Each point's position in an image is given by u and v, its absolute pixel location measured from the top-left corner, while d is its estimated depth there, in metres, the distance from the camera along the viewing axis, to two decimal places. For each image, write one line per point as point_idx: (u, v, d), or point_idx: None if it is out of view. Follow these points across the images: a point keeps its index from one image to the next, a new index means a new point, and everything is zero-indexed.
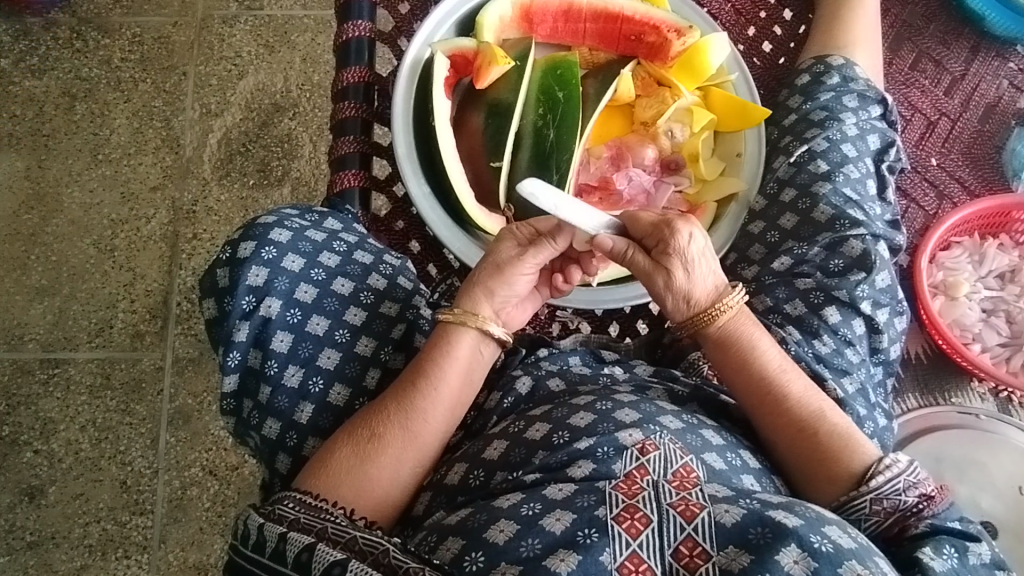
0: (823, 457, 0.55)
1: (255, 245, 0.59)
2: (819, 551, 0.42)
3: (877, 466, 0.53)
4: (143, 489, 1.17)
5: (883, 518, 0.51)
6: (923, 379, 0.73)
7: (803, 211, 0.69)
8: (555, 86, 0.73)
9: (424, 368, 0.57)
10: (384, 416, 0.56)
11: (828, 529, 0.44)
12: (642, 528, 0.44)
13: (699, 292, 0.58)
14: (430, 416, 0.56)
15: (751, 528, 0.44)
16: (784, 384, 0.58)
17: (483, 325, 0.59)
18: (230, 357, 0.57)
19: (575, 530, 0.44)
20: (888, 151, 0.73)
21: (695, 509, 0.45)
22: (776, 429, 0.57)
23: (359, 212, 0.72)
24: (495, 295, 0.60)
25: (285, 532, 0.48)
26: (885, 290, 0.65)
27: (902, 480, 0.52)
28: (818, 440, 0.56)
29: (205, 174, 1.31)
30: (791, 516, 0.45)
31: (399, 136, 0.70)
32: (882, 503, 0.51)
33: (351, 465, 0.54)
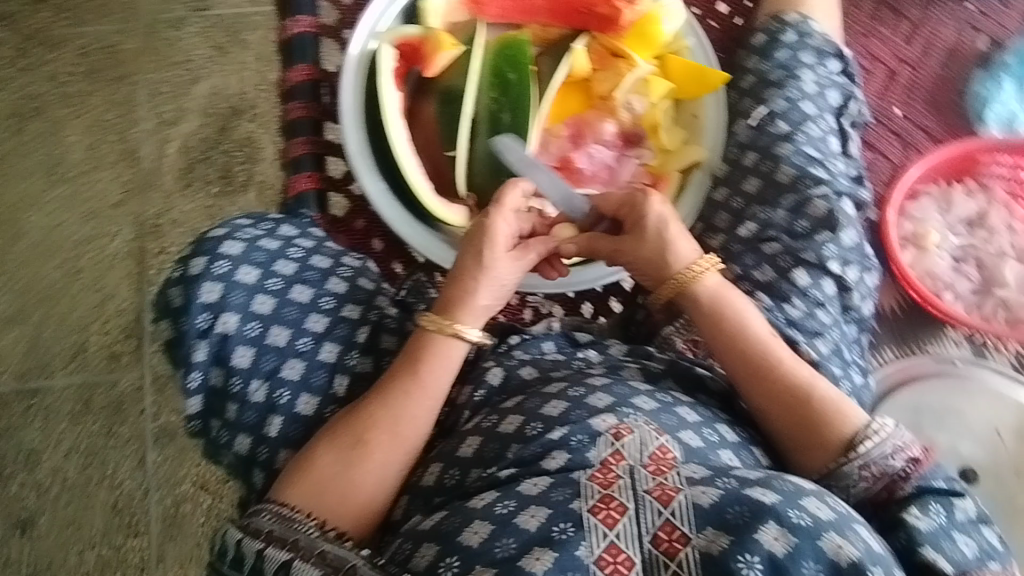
0: (812, 425, 0.54)
1: (207, 261, 0.58)
2: (798, 525, 0.42)
3: (862, 435, 0.53)
4: (135, 511, 1.16)
5: (872, 483, 0.52)
6: (900, 331, 0.74)
7: (766, 174, 0.68)
8: (506, 67, 0.71)
9: (418, 370, 0.56)
10: (371, 421, 0.55)
11: (806, 501, 0.44)
12: (618, 517, 0.43)
13: (679, 249, 0.59)
14: (420, 419, 0.56)
15: (729, 508, 0.43)
16: (772, 351, 0.57)
17: (463, 330, 0.58)
18: (191, 378, 0.56)
19: (550, 526, 0.44)
20: (848, 105, 0.71)
21: (671, 493, 0.44)
22: (767, 398, 0.56)
23: (317, 214, 0.72)
24: (479, 293, 0.59)
25: (262, 548, 0.48)
26: (853, 248, 0.64)
27: (891, 443, 0.52)
28: (812, 408, 0.55)
29: (167, 186, 1.27)
30: (769, 493, 0.44)
31: (351, 134, 0.68)
32: (871, 468, 0.52)
33: (338, 472, 0.53)
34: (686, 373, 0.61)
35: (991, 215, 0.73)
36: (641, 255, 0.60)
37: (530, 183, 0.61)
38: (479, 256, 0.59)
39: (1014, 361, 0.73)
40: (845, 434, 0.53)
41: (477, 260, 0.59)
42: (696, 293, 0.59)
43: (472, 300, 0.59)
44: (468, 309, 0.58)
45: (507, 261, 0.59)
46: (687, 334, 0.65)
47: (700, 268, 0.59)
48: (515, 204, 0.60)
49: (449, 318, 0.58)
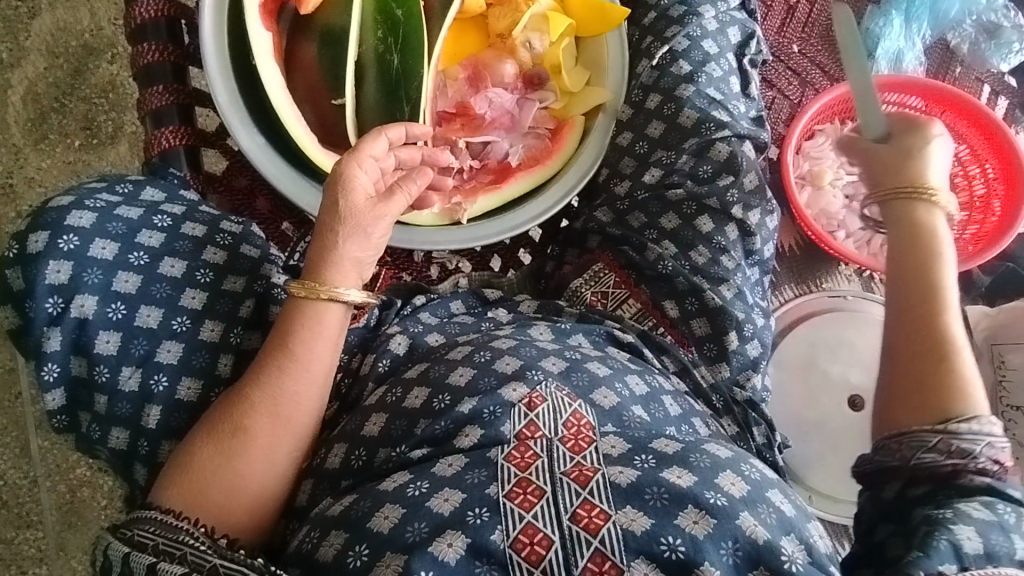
0: (928, 385, 0.51)
1: (49, 236, 0.50)
2: (715, 505, 0.43)
3: (963, 415, 0.49)
4: (24, 501, 1.06)
5: (949, 457, 0.48)
6: (798, 268, 0.77)
7: (669, 117, 0.66)
8: (392, 2, 0.64)
9: (291, 346, 0.51)
10: (247, 407, 0.50)
11: (720, 479, 0.45)
12: (535, 500, 0.42)
13: (914, 171, 0.58)
14: (303, 397, 0.51)
15: (648, 488, 0.43)
16: (947, 299, 0.54)
17: (339, 292, 0.53)
18: (46, 370, 0.49)
19: (465, 511, 0.42)
20: (749, 44, 0.70)
21: (588, 473, 0.44)
22: (909, 349, 0.53)
23: (188, 174, 0.62)
24: (343, 245, 0.53)
25: (151, 564, 0.43)
26: (754, 192, 0.65)
27: (988, 437, 0.48)
28: (942, 366, 0.51)
29: (15, 140, 1.11)
30: (684, 474, 0.45)
31: (217, 80, 0.60)
32: (953, 445, 0.48)
33: (219, 467, 0.49)
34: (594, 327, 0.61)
35: None
36: (885, 164, 0.59)
37: (397, 130, 0.57)
38: (338, 208, 0.53)
39: None
40: (956, 406, 0.49)
41: (334, 216, 0.53)
42: (914, 211, 0.58)
43: (339, 256, 0.53)
44: (334, 268, 0.53)
45: (371, 208, 0.54)
46: (595, 287, 0.64)
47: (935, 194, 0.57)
48: (378, 153, 0.55)
49: (317, 283, 0.52)
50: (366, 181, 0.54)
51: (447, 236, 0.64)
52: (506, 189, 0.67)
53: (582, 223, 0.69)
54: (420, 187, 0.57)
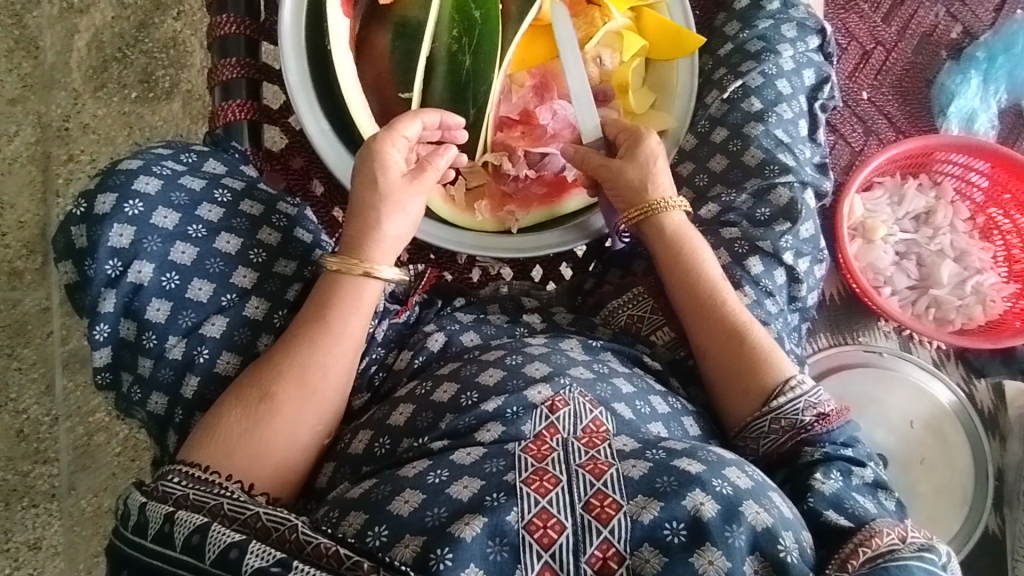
0: (746, 365, 0.58)
1: (116, 199, 0.51)
2: (720, 493, 0.46)
3: (782, 387, 0.58)
4: (43, 438, 1.09)
5: (782, 435, 0.57)
6: (836, 320, 0.76)
7: (734, 153, 0.66)
8: (472, 3, 0.64)
9: (326, 316, 0.52)
10: (280, 375, 0.51)
11: (727, 471, 0.48)
12: (551, 487, 0.44)
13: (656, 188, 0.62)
14: (331, 369, 0.52)
15: (659, 478, 0.46)
16: (724, 304, 0.60)
17: (376, 268, 0.54)
18: (98, 330, 0.51)
19: (483, 495, 0.44)
20: (822, 87, 0.69)
21: (603, 467, 0.46)
22: (709, 338, 0.60)
23: (248, 149, 0.62)
24: (383, 221, 0.55)
25: (171, 512, 0.42)
26: (808, 240, 0.65)
27: (804, 400, 0.57)
28: (743, 349, 0.59)
29: (76, 84, 1.12)
30: (694, 463, 0.48)
31: (289, 60, 0.59)
32: (781, 422, 0.57)
33: (248, 430, 0.49)
34: (626, 352, 0.62)
35: (938, 212, 0.75)
36: (625, 178, 0.62)
37: (432, 116, 0.58)
38: (369, 183, 0.55)
39: (935, 355, 0.78)
40: (766, 378, 0.58)
41: (372, 193, 0.55)
42: (662, 225, 0.62)
43: (379, 231, 0.55)
44: (376, 245, 0.55)
45: (406, 184, 0.56)
46: (634, 310, 0.65)
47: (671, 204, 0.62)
48: (410, 134, 0.57)
49: (356, 258, 0.54)
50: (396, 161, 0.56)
51: (496, 243, 0.64)
52: (559, 204, 0.67)
53: (630, 244, 0.70)
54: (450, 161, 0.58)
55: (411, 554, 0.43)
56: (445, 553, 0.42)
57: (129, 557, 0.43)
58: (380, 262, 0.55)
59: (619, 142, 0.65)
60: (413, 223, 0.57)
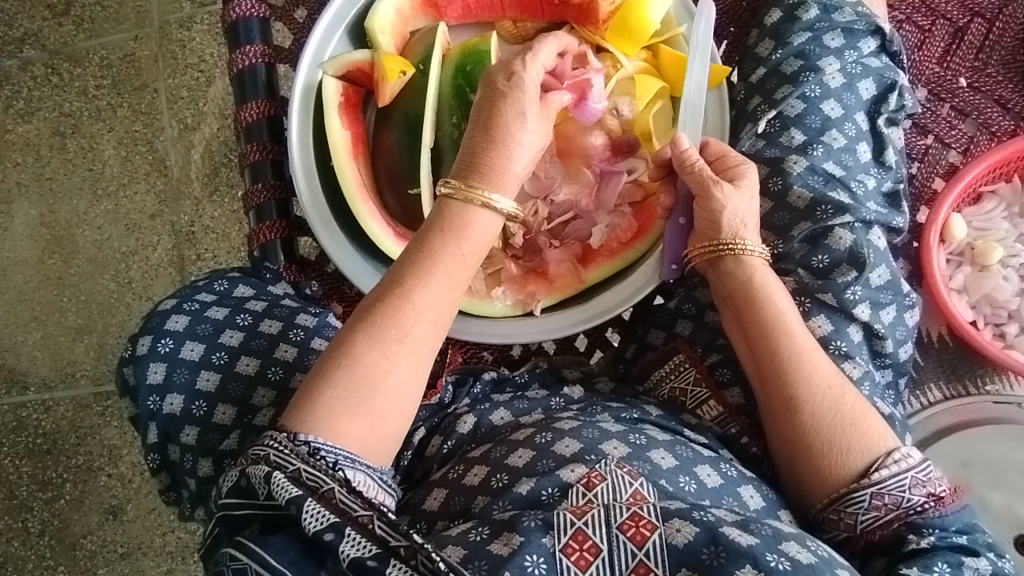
0: (843, 428, 0.47)
1: (152, 340, 0.55)
2: (776, 570, 0.42)
3: (882, 460, 0.46)
4: None
5: (882, 513, 0.46)
6: (948, 365, 0.64)
7: (776, 194, 0.53)
8: (467, 86, 0.63)
9: (449, 244, 0.51)
10: (409, 308, 0.50)
11: (785, 545, 0.44)
12: (591, 559, 0.43)
13: (746, 214, 0.52)
14: (451, 299, 0.51)
15: (705, 547, 0.44)
16: (805, 361, 0.49)
17: (486, 197, 0.52)
18: (151, 457, 0.55)
19: (523, 559, 0.43)
20: (887, 98, 0.55)
21: (645, 531, 0.45)
22: (782, 416, 0.49)
23: (282, 264, 0.67)
24: (509, 155, 0.53)
25: (242, 468, 0.44)
26: (886, 287, 0.52)
27: (912, 476, 0.45)
28: (826, 421, 0.48)
29: (197, 192, 1.30)
30: (746, 534, 0.45)
31: (301, 181, 0.62)
32: (885, 498, 0.45)
33: (379, 371, 0.48)
34: (670, 425, 0.55)
35: None
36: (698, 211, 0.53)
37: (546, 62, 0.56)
38: (488, 117, 0.53)
39: None
40: (852, 460, 0.47)
41: (486, 129, 0.53)
42: (729, 269, 0.52)
43: (502, 159, 0.52)
44: (497, 173, 0.52)
45: (518, 105, 0.53)
46: (674, 382, 0.58)
47: (744, 248, 0.51)
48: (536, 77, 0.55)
49: (475, 188, 0.52)
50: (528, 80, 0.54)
51: (521, 329, 0.63)
52: (586, 276, 0.63)
53: (675, 303, 0.63)
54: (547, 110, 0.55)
55: None
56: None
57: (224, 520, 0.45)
58: (484, 189, 0.52)
59: (709, 160, 0.55)
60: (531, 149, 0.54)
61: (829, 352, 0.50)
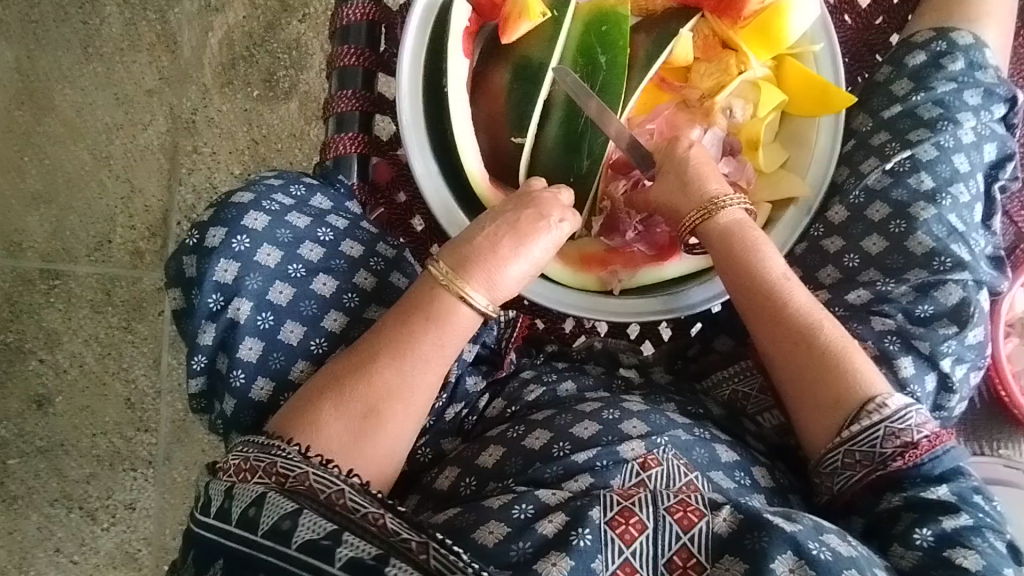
0: (829, 373, 0.50)
1: (226, 233, 0.50)
2: (817, 559, 0.42)
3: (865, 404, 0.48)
4: (147, 408, 1.16)
5: (858, 471, 0.49)
6: (971, 425, 0.67)
7: (896, 235, 0.56)
8: (597, 46, 0.60)
9: (428, 324, 0.48)
10: (375, 379, 0.47)
11: (827, 537, 0.44)
12: (636, 534, 0.42)
13: (698, 188, 0.57)
14: (424, 380, 0.48)
15: (747, 534, 0.43)
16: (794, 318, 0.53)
17: (466, 292, 0.49)
18: (194, 360, 0.50)
19: (569, 532, 0.43)
20: (1004, 165, 0.58)
21: (693, 517, 0.43)
22: (778, 361, 0.53)
23: (355, 182, 0.62)
24: (500, 256, 0.49)
25: (230, 487, 0.41)
26: (975, 347, 0.54)
27: (884, 428, 0.47)
28: (815, 363, 0.51)
29: (206, 80, 1.17)
30: (789, 522, 0.44)
31: (404, 98, 0.58)
32: (855, 455, 0.48)
33: (343, 443, 0.45)
34: (730, 427, 0.57)
35: None
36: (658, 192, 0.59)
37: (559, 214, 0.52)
38: (504, 216, 0.51)
39: None
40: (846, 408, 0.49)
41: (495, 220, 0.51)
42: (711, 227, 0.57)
43: (492, 264, 0.49)
44: (487, 272, 0.49)
45: (522, 234, 0.50)
46: (738, 385, 0.60)
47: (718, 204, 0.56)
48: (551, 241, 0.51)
49: (462, 282, 0.49)
50: (551, 220, 0.51)
51: (594, 303, 0.61)
52: (667, 269, 0.62)
53: None
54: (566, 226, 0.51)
55: (494, 540, 0.44)
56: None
57: (207, 546, 0.40)
58: (468, 285, 0.49)
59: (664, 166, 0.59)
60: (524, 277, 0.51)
61: (902, 393, 0.52)
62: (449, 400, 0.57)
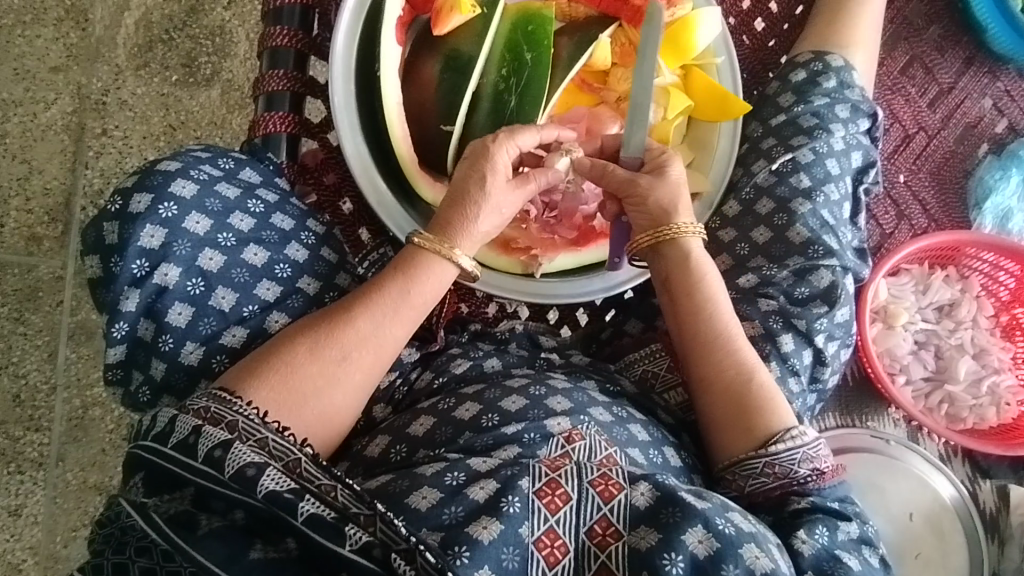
0: (745, 392, 0.55)
1: (152, 200, 0.51)
2: (722, 532, 0.47)
3: (782, 434, 0.53)
4: (39, 405, 1.06)
5: (771, 480, 0.53)
6: (846, 401, 0.74)
7: (778, 227, 0.63)
8: (523, 44, 0.64)
9: (402, 281, 0.53)
10: (350, 333, 0.50)
11: (732, 514, 0.48)
12: (561, 504, 0.46)
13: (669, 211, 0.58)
14: (394, 338, 0.52)
15: (663, 509, 0.47)
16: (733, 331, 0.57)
17: (454, 253, 0.54)
18: (115, 327, 0.50)
19: (498, 499, 0.45)
20: (868, 171, 0.68)
21: (613, 490, 0.47)
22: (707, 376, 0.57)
23: (284, 162, 0.63)
24: (478, 224, 0.55)
25: (198, 424, 0.42)
26: (842, 325, 0.62)
27: (803, 451, 0.53)
28: (733, 381, 0.56)
29: (119, 61, 1.11)
30: (700, 499, 0.48)
31: (337, 82, 0.59)
32: (775, 467, 0.53)
33: (314, 389, 0.48)
34: (644, 404, 0.61)
35: (962, 306, 0.76)
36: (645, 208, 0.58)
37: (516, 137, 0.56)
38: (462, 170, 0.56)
39: (941, 449, 0.75)
40: (765, 427, 0.54)
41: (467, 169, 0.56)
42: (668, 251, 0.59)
43: (471, 228, 0.55)
44: (467, 239, 0.55)
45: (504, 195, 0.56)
46: (648, 365, 0.65)
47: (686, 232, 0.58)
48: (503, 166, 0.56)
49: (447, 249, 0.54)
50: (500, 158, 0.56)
51: (517, 284, 0.64)
52: (585, 253, 0.67)
53: (660, 300, 0.69)
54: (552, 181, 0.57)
55: (426, 504, 0.45)
56: (462, 550, 0.43)
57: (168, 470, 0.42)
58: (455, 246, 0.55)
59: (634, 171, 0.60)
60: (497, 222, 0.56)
61: (783, 365, 0.59)
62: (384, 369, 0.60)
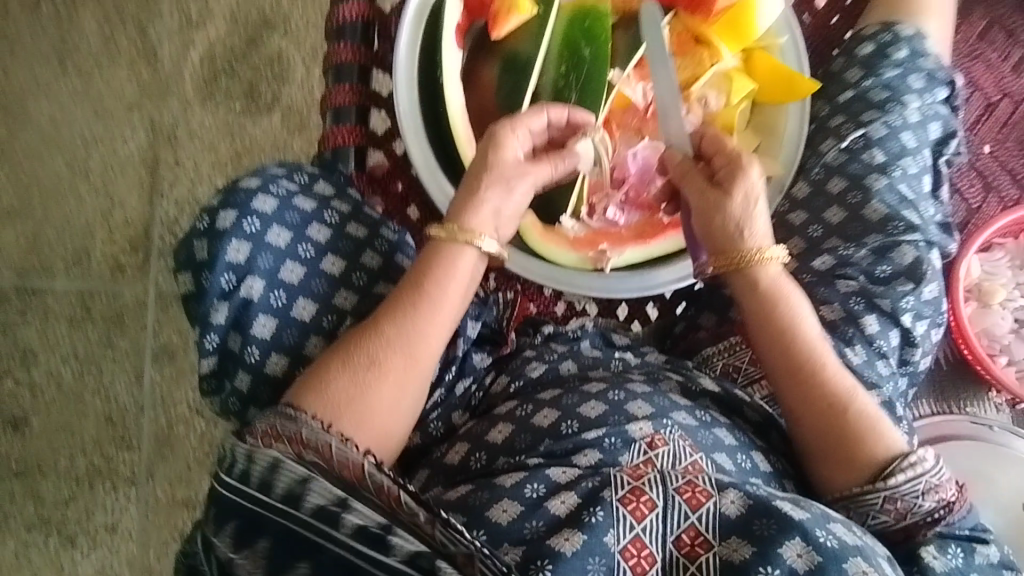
0: (837, 416, 0.53)
1: (237, 216, 0.53)
2: (825, 546, 0.44)
3: (897, 462, 0.50)
4: (129, 424, 1.11)
5: (892, 517, 0.50)
6: (940, 386, 0.73)
7: (852, 206, 0.61)
8: (582, 39, 0.63)
9: (424, 308, 0.52)
10: (375, 339, 0.51)
11: (833, 526, 0.46)
12: (647, 512, 0.44)
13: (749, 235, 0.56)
14: (425, 343, 0.52)
15: (756, 520, 0.45)
16: (821, 354, 0.54)
17: (475, 238, 0.54)
18: (206, 339, 0.53)
19: (580, 511, 0.45)
20: (948, 142, 0.65)
21: (701, 498, 0.45)
22: (800, 401, 0.54)
23: (353, 172, 0.65)
24: (485, 192, 0.54)
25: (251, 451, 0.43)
26: (931, 302, 0.59)
27: (924, 480, 0.50)
28: (828, 406, 0.53)
29: (187, 94, 1.17)
30: (797, 509, 0.46)
31: (403, 90, 0.61)
32: (896, 502, 0.50)
33: (348, 396, 0.49)
34: (726, 399, 0.59)
35: None
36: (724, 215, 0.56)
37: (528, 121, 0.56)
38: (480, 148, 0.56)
39: None
40: (869, 452, 0.51)
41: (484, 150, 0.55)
42: (754, 277, 0.56)
43: (478, 199, 0.54)
44: (476, 212, 0.54)
45: (519, 170, 0.55)
46: (729, 359, 0.63)
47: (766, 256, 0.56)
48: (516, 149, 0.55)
49: (457, 226, 0.54)
50: (514, 139, 0.55)
51: (584, 283, 0.65)
52: (653, 246, 0.66)
53: None
54: (568, 166, 0.57)
55: (507, 518, 0.45)
56: (545, 564, 0.42)
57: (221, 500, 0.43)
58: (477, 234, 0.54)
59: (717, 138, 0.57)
60: (512, 202, 0.55)
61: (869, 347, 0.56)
62: (458, 375, 0.61)
